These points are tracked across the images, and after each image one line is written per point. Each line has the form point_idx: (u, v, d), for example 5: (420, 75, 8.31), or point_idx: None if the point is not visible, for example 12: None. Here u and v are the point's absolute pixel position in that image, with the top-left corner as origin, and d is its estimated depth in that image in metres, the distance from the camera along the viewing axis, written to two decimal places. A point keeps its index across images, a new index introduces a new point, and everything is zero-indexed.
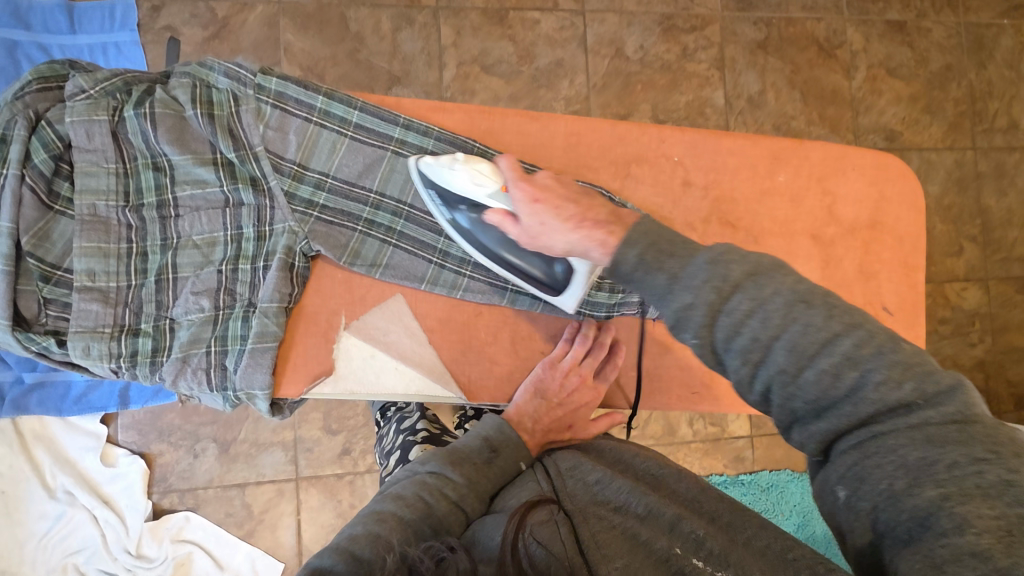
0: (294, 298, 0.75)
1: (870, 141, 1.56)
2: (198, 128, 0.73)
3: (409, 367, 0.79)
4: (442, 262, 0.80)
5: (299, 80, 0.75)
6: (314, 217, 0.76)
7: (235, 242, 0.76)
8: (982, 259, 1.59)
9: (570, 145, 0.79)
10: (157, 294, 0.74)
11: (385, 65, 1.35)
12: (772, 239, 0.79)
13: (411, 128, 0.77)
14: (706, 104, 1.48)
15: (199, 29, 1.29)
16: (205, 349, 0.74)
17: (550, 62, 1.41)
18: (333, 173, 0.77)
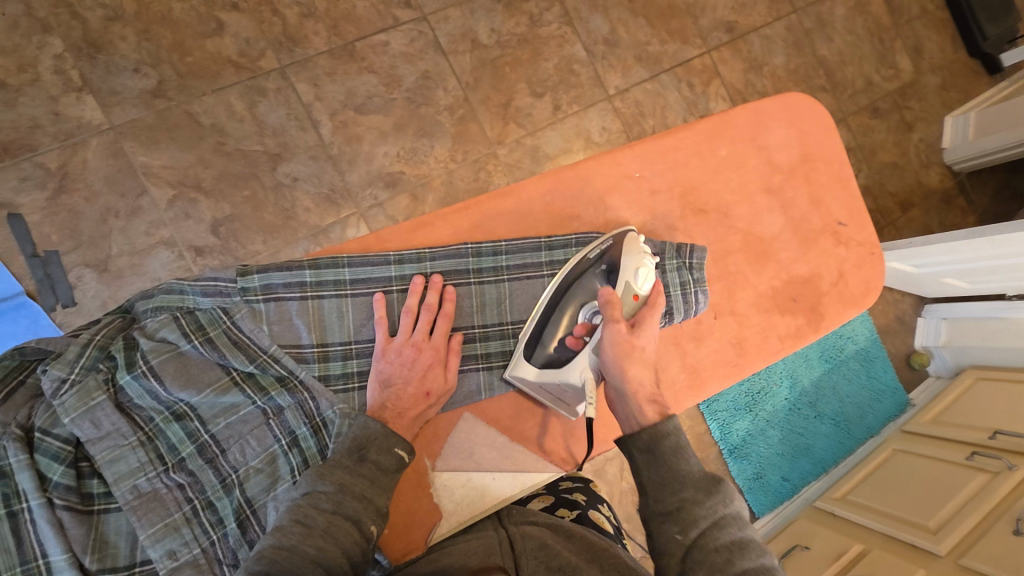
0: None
1: (716, 38, 1.67)
2: (202, 358, 0.69)
3: (504, 471, 0.79)
4: (488, 363, 0.79)
5: (279, 264, 0.71)
6: (357, 389, 0.74)
7: (295, 447, 0.71)
8: (836, 103, 1.81)
9: (548, 203, 0.81)
10: (248, 536, 0.69)
11: (258, 147, 1.25)
12: (739, 206, 0.88)
13: (405, 260, 0.75)
14: (572, 61, 1.50)
15: (36, 192, 1.13)
16: None
17: (417, 78, 1.37)
18: (355, 337, 0.74)
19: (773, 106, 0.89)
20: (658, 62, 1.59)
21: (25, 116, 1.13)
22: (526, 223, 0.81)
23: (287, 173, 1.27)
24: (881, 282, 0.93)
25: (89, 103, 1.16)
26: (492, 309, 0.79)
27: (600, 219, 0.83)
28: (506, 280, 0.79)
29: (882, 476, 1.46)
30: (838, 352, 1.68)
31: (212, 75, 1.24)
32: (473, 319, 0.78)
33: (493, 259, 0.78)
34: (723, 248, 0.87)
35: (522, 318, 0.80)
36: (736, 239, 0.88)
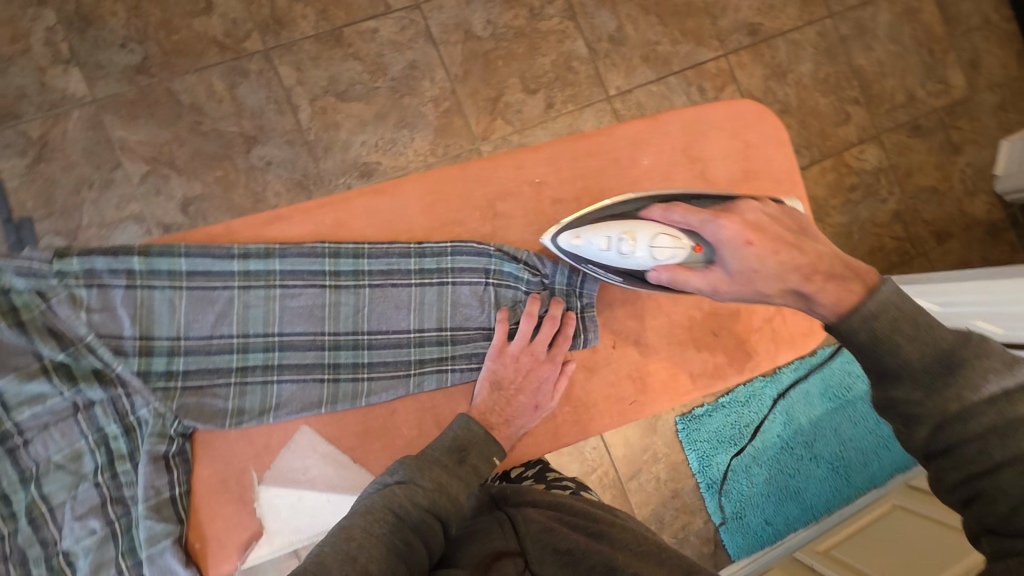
0: (179, 482, 0.69)
1: (735, 41, 1.55)
2: (13, 342, 0.65)
3: (341, 495, 0.72)
4: (336, 375, 0.73)
5: (104, 248, 0.67)
6: (179, 388, 0.68)
7: (102, 446, 0.68)
8: (869, 117, 1.65)
9: (428, 205, 0.75)
10: (38, 532, 0.67)
11: (234, 128, 1.25)
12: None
13: (249, 256, 0.70)
14: (571, 58, 1.43)
15: (17, 159, 1.16)
16: (115, 568, 0.67)
17: (404, 67, 1.34)
18: (184, 333, 0.69)
19: (712, 113, 0.81)
20: (668, 64, 1.49)
21: (12, 85, 1.17)
22: (398, 225, 0.75)
23: (261, 156, 1.26)
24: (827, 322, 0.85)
25: (75, 76, 1.19)
26: (347, 317, 0.74)
27: (485, 226, 0.77)
28: (366, 286, 0.74)
29: (869, 537, 1.31)
30: (846, 392, 1.52)
31: (196, 54, 1.24)
32: (323, 325, 0.73)
33: (352, 263, 0.73)
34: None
35: (379, 329, 0.74)
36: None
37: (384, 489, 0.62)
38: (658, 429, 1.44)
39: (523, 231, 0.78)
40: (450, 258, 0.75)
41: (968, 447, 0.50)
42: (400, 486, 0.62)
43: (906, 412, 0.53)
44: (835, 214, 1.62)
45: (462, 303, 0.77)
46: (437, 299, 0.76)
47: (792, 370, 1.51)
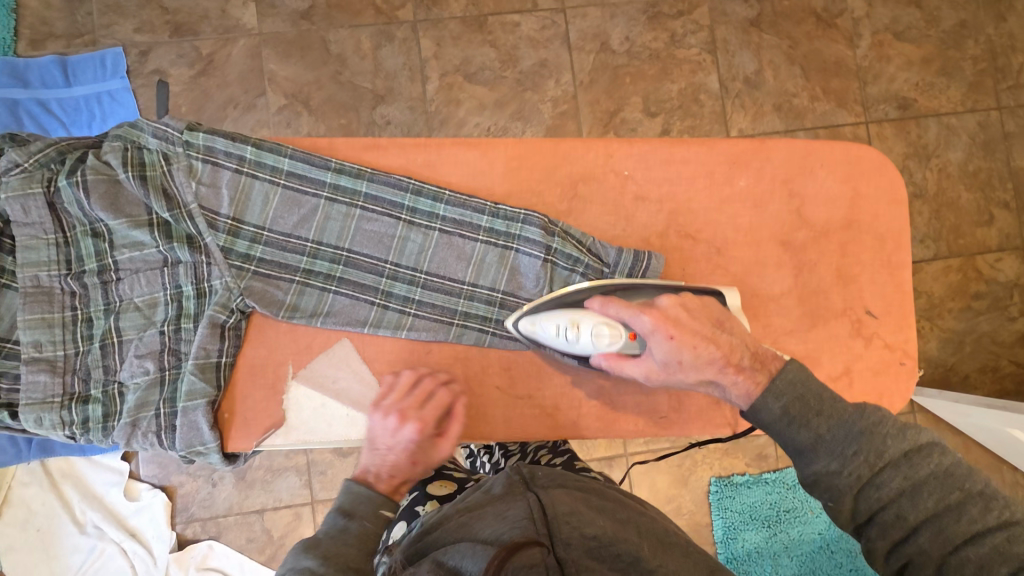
0: (226, 353, 0.74)
1: (881, 112, 1.45)
2: (132, 191, 0.73)
3: (361, 413, 0.76)
4: (386, 302, 0.77)
5: (227, 131, 0.74)
6: (250, 272, 0.74)
7: (175, 301, 0.75)
8: (1019, 226, 1.47)
9: (512, 169, 0.78)
10: (104, 357, 0.74)
11: (368, 84, 1.35)
12: (738, 248, 0.79)
13: (342, 171, 0.75)
14: (700, 90, 1.40)
15: (185, 68, 1.32)
16: (154, 411, 0.73)
17: (534, 63, 1.38)
18: (269, 225, 0.75)
19: (825, 151, 0.80)
20: (800, 118, 1.42)
21: (200, 7, 1.33)
22: (479, 180, 0.78)
23: (383, 115, 1.35)
24: (899, 401, 0.79)
25: (250, 10, 1.34)
26: (410, 253, 0.77)
27: (563, 204, 0.78)
28: (436, 230, 0.77)
29: None
30: None
31: (354, 12, 1.35)
32: (388, 254, 0.77)
33: (431, 204, 0.77)
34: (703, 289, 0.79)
35: (437, 272, 0.78)
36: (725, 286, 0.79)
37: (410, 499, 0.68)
38: (688, 483, 1.36)
39: (594, 217, 0.79)
40: (520, 225, 0.77)
41: (887, 512, 0.58)
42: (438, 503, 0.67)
43: (829, 486, 0.59)
44: (950, 319, 1.45)
45: (521, 272, 0.78)
46: (498, 259, 0.78)
47: None
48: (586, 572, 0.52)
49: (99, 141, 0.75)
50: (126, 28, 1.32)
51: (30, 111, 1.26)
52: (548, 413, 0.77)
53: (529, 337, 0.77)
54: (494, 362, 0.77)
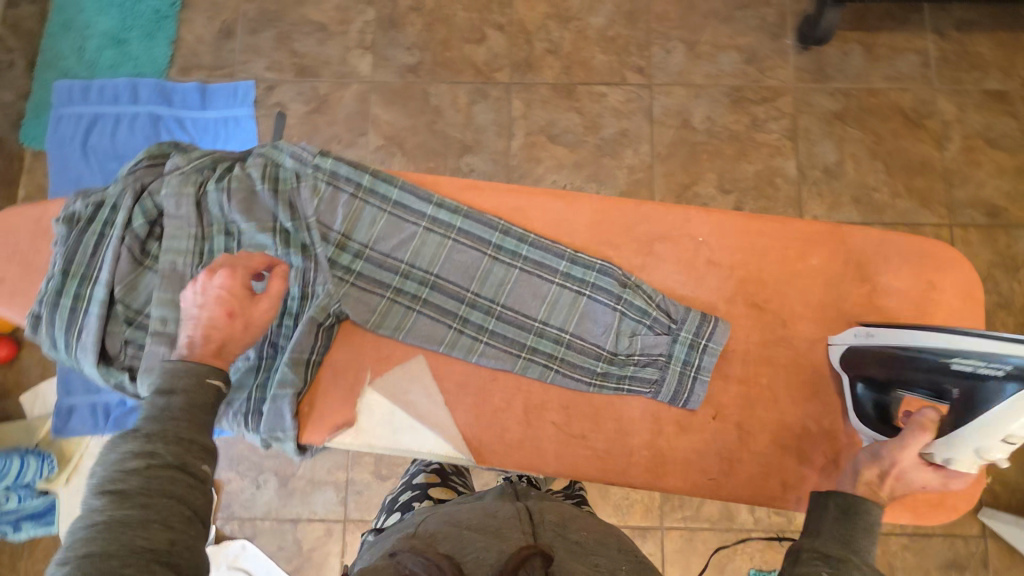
0: (317, 351, 0.80)
1: (967, 216, 1.42)
2: (265, 201, 0.82)
3: (424, 427, 0.80)
4: (462, 327, 0.83)
5: (351, 160, 0.85)
6: (349, 283, 0.82)
7: (282, 300, 0.82)
8: None
9: (594, 222, 0.85)
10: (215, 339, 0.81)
11: (459, 135, 1.46)
12: (805, 324, 0.81)
13: (442, 206, 0.84)
14: (776, 174, 1.43)
15: (302, 105, 1.48)
16: (246, 395, 0.80)
17: (615, 132, 1.46)
18: (372, 244, 0.84)
19: (900, 241, 0.82)
20: (879, 213, 1.42)
21: (325, 53, 1.50)
22: (563, 227, 0.85)
23: (468, 163, 1.45)
24: (964, 503, 0.79)
25: (367, 60, 1.49)
26: (492, 285, 0.84)
27: (638, 258, 0.84)
28: (517, 267, 0.84)
29: None
30: None
31: (456, 70, 1.48)
32: (471, 283, 0.84)
33: (516, 243, 0.84)
34: (765, 358, 0.81)
35: (512, 305, 0.84)
36: (792, 360, 0.81)
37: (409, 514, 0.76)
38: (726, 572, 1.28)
39: (665, 275, 0.84)
40: (596, 274, 0.83)
41: None
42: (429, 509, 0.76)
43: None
44: None
45: (589, 318, 0.83)
46: (570, 302, 0.83)
47: None
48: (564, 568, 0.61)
49: (245, 157, 0.86)
50: (260, 65, 1.50)
51: (169, 126, 1.45)
52: (601, 458, 0.80)
53: (588, 378, 0.81)
54: (554, 399, 0.82)
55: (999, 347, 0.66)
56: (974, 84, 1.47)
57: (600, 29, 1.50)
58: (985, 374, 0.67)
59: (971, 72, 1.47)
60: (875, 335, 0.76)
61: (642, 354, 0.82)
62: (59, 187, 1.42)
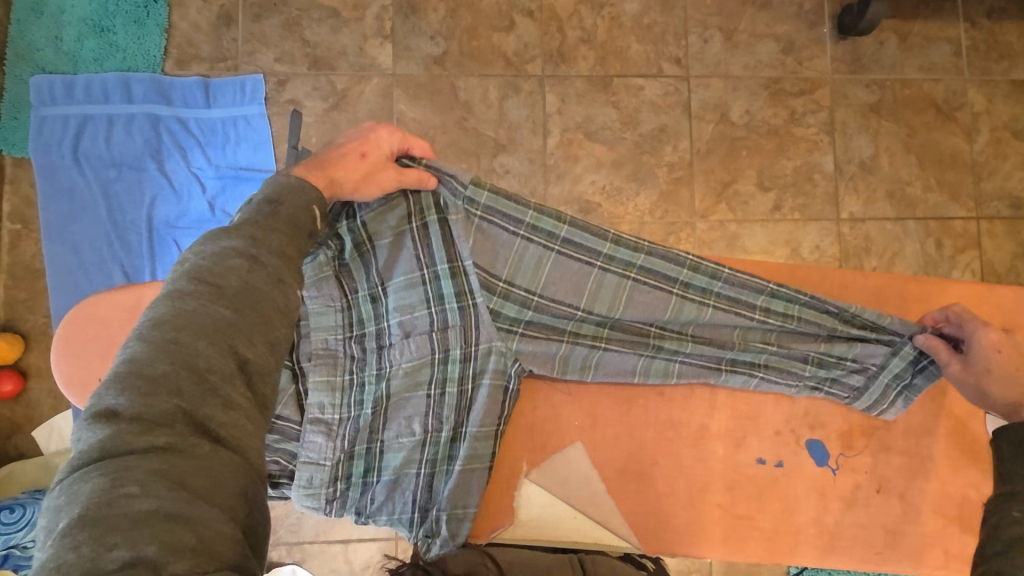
0: (502, 420, 0.89)
1: (993, 208, 1.45)
2: (406, 253, 0.82)
3: (585, 517, 0.90)
4: (653, 355, 0.87)
5: (510, 194, 0.79)
6: (517, 332, 0.86)
7: (441, 364, 0.86)
8: None
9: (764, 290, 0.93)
10: (383, 423, 0.85)
11: (491, 133, 1.37)
12: (960, 387, 0.90)
13: (621, 243, 0.81)
14: (814, 169, 1.42)
15: (319, 101, 1.36)
16: (416, 470, 0.86)
17: (654, 128, 1.40)
18: (540, 290, 0.84)
19: None
20: (912, 207, 1.43)
21: (340, 43, 1.37)
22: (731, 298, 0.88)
23: (503, 164, 1.37)
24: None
25: (387, 51, 1.38)
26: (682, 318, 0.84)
27: None
28: (709, 305, 0.82)
29: None
30: None
31: (485, 61, 1.38)
32: (654, 322, 0.85)
33: (707, 281, 0.82)
34: (925, 429, 0.90)
35: (702, 335, 0.85)
36: (946, 424, 0.90)
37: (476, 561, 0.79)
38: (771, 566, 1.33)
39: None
40: (799, 307, 0.81)
41: None
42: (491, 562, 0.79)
43: None
44: None
45: (785, 354, 0.85)
46: (761, 340, 0.84)
47: None
48: None
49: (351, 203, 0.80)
50: (267, 57, 1.36)
51: (169, 127, 1.32)
52: (769, 536, 0.88)
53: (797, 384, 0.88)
54: (718, 482, 0.90)
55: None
56: (1002, 74, 1.46)
57: (635, 16, 1.42)
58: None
59: (999, 61, 1.46)
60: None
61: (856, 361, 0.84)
62: (50, 200, 1.28)
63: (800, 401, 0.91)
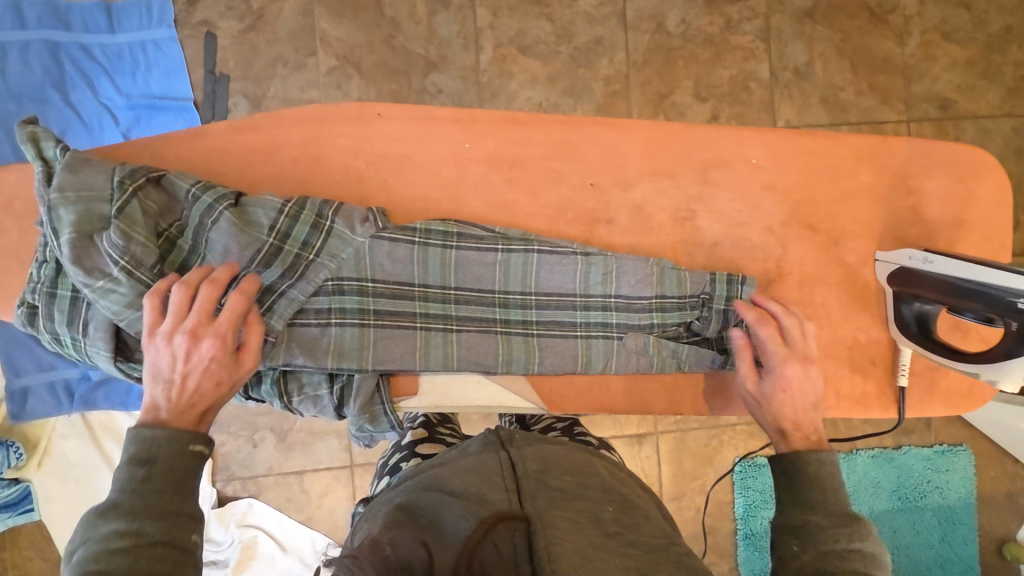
0: (406, 241, 0.70)
1: (922, 110, 1.48)
2: (162, 203, 0.68)
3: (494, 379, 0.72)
4: (509, 256, 0.71)
5: (285, 266, 0.68)
6: (370, 282, 0.70)
7: (305, 208, 0.69)
8: None
9: (648, 151, 0.75)
10: (275, 274, 0.67)
11: (421, 50, 1.32)
12: (855, 241, 0.76)
13: (431, 303, 0.71)
14: (750, 78, 1.41)
15: (234, 22, 1.28)
16: (325, 320, 0.68)
17: (589, 41, 1.37)
18: (371, 276, 0.70)
19: (945, 150, 0.76)
20: (844, 112, 1.45)
21: None
22: (618, 159, 0.74)
23: (435, 83, 1.33)
24: (991, 390, 0.76)
25: None
26: (516, 278, 0.72)
27: (694, 187, 0.75)
28: (534, 276, 0.72)
29: None
30: (917, 496, 1.47)
31: None
32: (495, 276, 0.72)
33: (522, 313, 0.72)
34: (819, 280, 0.76)
35: (547, 289, 0.72)
36: (835, 275, 0.76)
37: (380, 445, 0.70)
38: (714, 462, 1.40)
39: (722, 203, 0.75)
40: (615, 277, 0.72)
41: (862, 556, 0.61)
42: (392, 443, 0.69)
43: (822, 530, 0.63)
44: None
45: (628, 273, 0.72)
46: (604, 272, 0.72)
47: (869, 455, 1.46)
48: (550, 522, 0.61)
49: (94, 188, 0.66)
50: None
51: (71, 54, 1.22)
52: (668, 388, 0.75)
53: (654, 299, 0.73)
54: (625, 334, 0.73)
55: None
56: None
57: None
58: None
59: None
60: (935, 262, 0.69)
61: (697, 297, 0.73)
62: None
63: (697, 261, 0.75)
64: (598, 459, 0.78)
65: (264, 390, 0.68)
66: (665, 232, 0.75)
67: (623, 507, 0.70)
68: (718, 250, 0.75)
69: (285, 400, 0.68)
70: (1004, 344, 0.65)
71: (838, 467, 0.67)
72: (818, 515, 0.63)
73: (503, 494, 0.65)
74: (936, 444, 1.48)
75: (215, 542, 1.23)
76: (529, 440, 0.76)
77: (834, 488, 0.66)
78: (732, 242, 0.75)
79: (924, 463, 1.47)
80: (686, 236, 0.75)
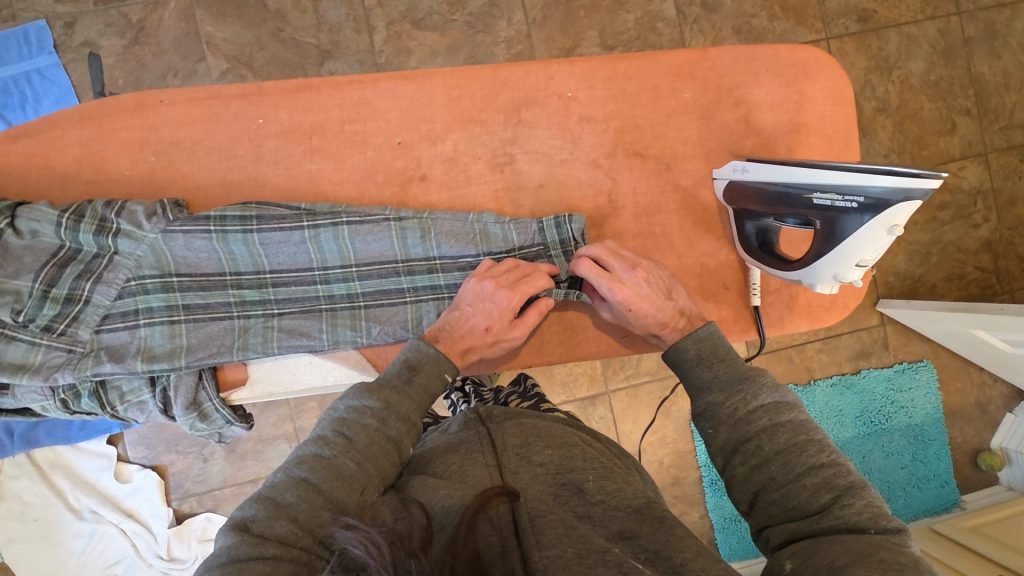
0: (205, 232, 0.70)
1: (841, 26, 1.43)
2: None
3: (323, 358, 0.74)
4: (317, 231, 0.72)
5: (80, 270, 0.69)
6: (173, 279, 0.70)
7: (83, 213, 0.69)
8: (979, 132, 1.46)
9: (453, 99, 0.76)
10: (71, 280, 0.68)
11: (312, 40, 1.29)
12: (686, 162, 0.77)
13: (245, 290, 0.72)
14: (657, 19, 1.37)
15: (116, 38, 1.25)
16: (133, 322, 0.69)
17: (484, 4, 1.33)
18: (174, 270, 0.70)
19: (769, 55, 0.78)
20: (759, 39, 1.40)
21: None
22: (420, 115, 0.76)
23: (332, 71, 1.30)
24: (853, 300, 0.79)
25: None
26: (332, 253, 0.73)
27: (508, 130, 0.76)
28: (347, 243, 0.73)
29: (959, 554, 1.24)
30: (883, 419, 1.45)
31: None
32: (309, 254, 0.73)
33: (345, 287, 0.73)
34: (656, 208, 0.77)
35: (365, 259, 0.73)
36: (673, 200, 0.77)
37: (333, 415, 0.59)
38: (671, 414, 1.39)
39: (540, 142, 0.77)
40: (432, 231, 0.74)
41: (754, 439, 0.60)
42: (350, 411, 0.59)
43: (712, 415, 0.63)
44: (915, 230, 1.46)
45: (447, 229, 0.74)
46: (420, 233, 0.73)
47: (828, 383, 1.45)
48: (531, 501, 0.52)
49: None
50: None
51: None
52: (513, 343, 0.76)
53: (477, 250, 0.74)
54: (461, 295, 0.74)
55: (863, 179, 0.63)
56: None
57: None
58: (841, 209, 0.65)
59: None
60: (752, 171, 0.71)
61: (519, 244, 0.74)
62: None
63: (524, 207, 0.77)
64: (591, 443, 0.63)
65: (84, 404, 0.69)
66: (484, 180, 0.76)
67: (603, 472, 0.57)
68: (544, 191, 0.77)
69: (108, 410, 0.70)
70: (816, 247, 0.68)
71: (716, 347, 0.67)
72: (715, 394, 0.64)
73: (485, 469, 0.54)
74: (896, 363, 1.47)
75: (180, 561, 1.23)
76: (510, 413, 0.65)
77: (711, 369, 0.66)
78: (558, 181, 0.77)
79: (885, 383, 1.46)
80: (507, 181, 0.76)
